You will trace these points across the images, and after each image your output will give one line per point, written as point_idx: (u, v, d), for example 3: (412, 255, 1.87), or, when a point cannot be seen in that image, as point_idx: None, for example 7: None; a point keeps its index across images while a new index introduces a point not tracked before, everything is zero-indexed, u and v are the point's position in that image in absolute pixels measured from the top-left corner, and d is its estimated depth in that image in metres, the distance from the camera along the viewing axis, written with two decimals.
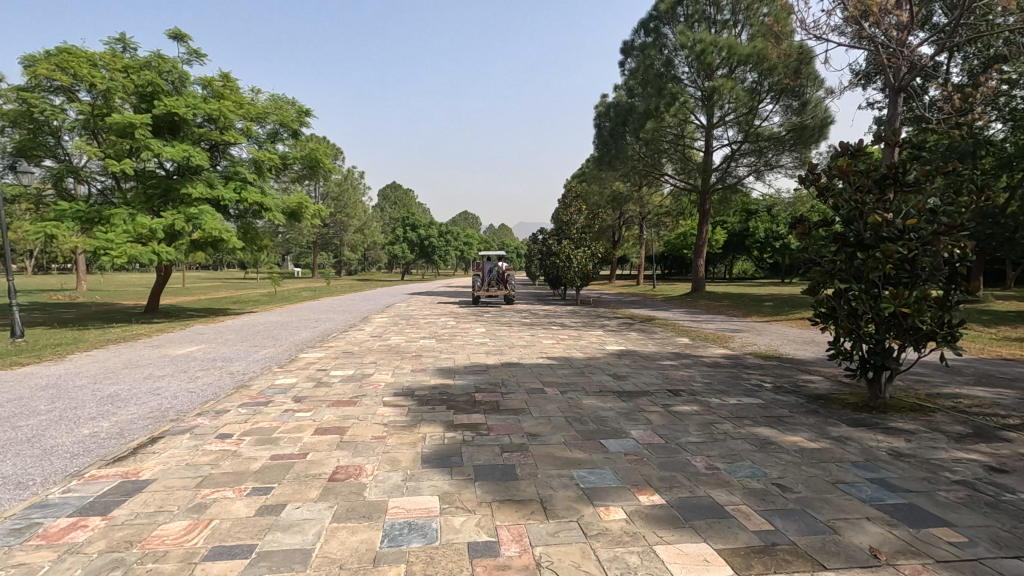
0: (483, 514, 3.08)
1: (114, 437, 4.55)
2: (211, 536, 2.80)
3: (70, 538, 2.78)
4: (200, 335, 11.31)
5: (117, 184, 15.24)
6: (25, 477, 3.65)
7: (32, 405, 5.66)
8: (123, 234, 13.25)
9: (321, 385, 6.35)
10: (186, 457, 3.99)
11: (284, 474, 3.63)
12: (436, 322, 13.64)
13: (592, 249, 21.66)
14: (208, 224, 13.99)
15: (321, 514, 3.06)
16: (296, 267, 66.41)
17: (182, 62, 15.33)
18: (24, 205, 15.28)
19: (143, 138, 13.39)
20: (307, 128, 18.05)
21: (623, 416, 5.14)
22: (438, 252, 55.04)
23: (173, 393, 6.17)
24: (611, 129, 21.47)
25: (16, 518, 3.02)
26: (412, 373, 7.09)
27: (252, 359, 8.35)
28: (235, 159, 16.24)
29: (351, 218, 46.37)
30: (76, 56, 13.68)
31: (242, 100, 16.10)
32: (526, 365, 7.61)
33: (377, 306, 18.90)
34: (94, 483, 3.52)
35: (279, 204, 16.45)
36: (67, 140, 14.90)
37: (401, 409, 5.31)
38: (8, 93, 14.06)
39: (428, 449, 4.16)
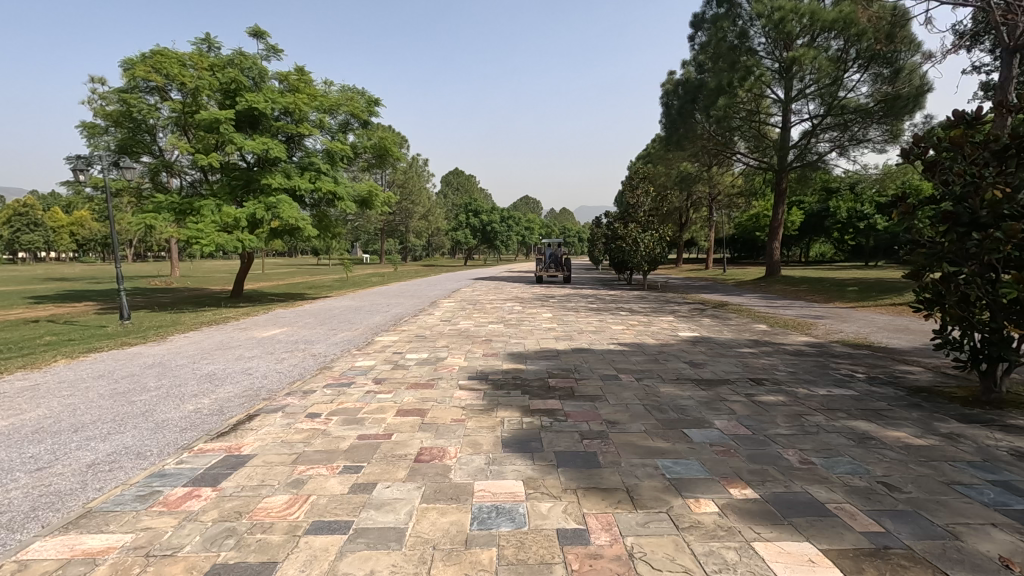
0: (569, 501, 3.05)
1: (215, 413, 4.89)
2: (311, 511, 2.94)
3: (187, 506, 3.00)
4: (282, 319, 11.97)
5: (205, 177, 16.24)
6: (144, 448, 3.98)
7: (142, 381, 6.19)
8: (212, 224, 14.16)
9: (398, 368, 6.55)
10: (281, 434, 4.21)
11: (373, 454, 3.76)
12: (503, 306, 13.70)
13: (661, 232, 21.05)
14: (285, 213, 14.62)
15: (410, 494, 3.14)
16: (364, 254, 68.92)
17: (260, 58, 16.05)
18: (126, 197, 16.67)
19: (227, 133, 14.14)
20: (376, 118, 18.52)
21: (704, 405, 4.96)
22: (500, 237, 55.38)
23: (264, 373, 6.55)
24: (679, 108, 20.73)
25: (139, 486, 3.29)
26: (484, 358, 7.16)
27: (331, 341, 8.73)
28: (310, 149, 16.87)
29: (415, 205, 47.45)
30: (168, 57, 14.73)
31: (316, 93, 16.66)
32: (598, 351, 7.52)
33: (443, 290, 19.26)
34: (202, 456, 3.79)
35: (350, 192, 16.99)
36: (161, 136, 16.05)
37: (477, 392, 5.38)
38: (112, 95, 15.30)
39: (507, 433, 4.19)
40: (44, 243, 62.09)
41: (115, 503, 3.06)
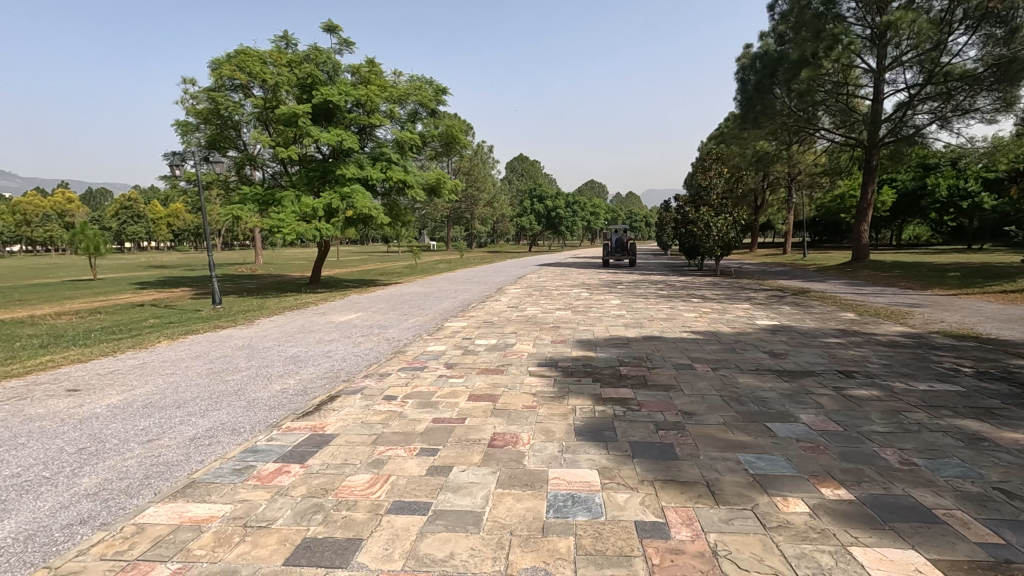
0: (646, 493, 2.98)
1: (300, 393, 5.16)
2: (391, 490, 3.04)
3: (278, 481, 3.19)
4: (357, 304, 12.45)
5: (285, 169, 17.11)
6: (238, 425, 4.26)
7: (234, 362, 6.65)
8: (292, 214, 14.91)
9: (468, 353, 6.65)
10: (361, 415, 4.38)
11: (448, 438, 3.83)
12: (570, 292, 13.58)
13: (735, 215, 20.08)
14: (359, 202, 15.17)
15: (486, 479, 3.17)
16: (432, 241, 70.50)
17: (334, 52, 16.61)
18: (216, 190, 17.83)
19: (305, 126, 14.80)
20: (443, 107, 18.74)
21: (787, 398, 4.70)
22: (565, 223, 54.96)
23: (342, 356, 6.84)
24: (757, 83, 19.59)
25: (235, 460, 3.53)
26: (553, 344, 7.12)
27: (404, 326, 9.00)
28: (381, 140, 17.35)
29: (480, 192, 47.91)
30: (251, 56, 15.56)
31: (386, 84, 17.07)
32: (670, 339, 7.30)
33: (509, 277, 19.34)
34: (289, 434, 4.01)
35: (419, 180, 17.34)
36: (245, 131, 17.00)
37: (547, 379, 5.37)
38: (201, 94, 16.36)
39: (580, 422, 4.14)
40: (146, 234, 67.99)
41: (215, 475, 3.30)
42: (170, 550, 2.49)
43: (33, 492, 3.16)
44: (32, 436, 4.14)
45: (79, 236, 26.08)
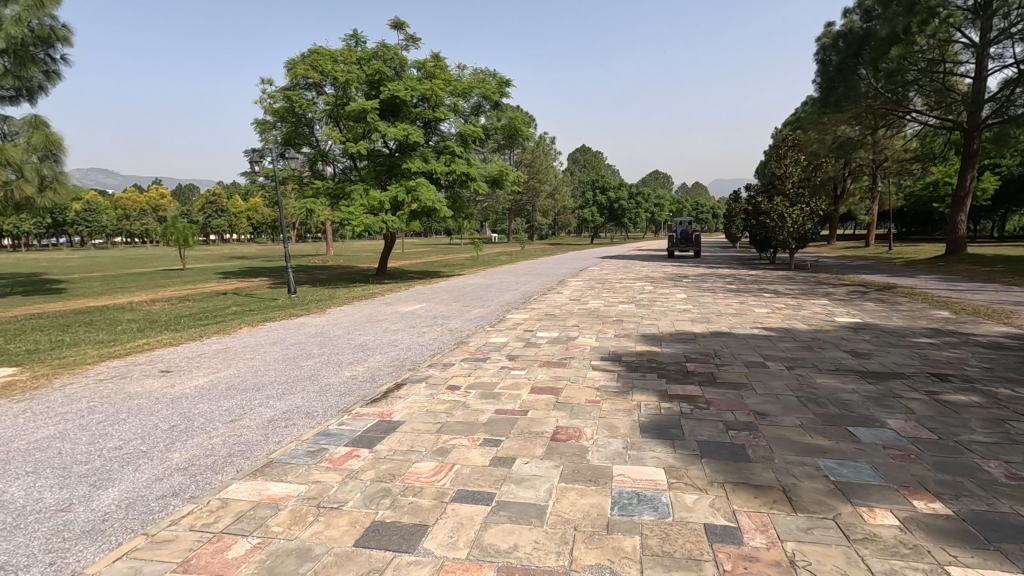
0: (716, 495, 2.86)
1: (368, 380, 5.34)
2: (455, 479, 3.09)
3: (348, 464, 3.31)
4: (421, 295, 12.74)
5: (354, 163, 17.75)
6: (312, 409, 4.47)
7: (308, 348, 6.99)
8: (361, 207, 15.44)
9: (530, 345, 6.65)
10: (426, 403, 4.48)
11: (510, 429, 3.84)
12: (634, 286, 13.29)
13: (812, 205, 18.92)
14: (424, 195, 15.48)
15: (549, 472, 3.15)
16: (493, 233, 71.06)
17: (401, 49, 17.00)
18: (291, 185, 18.74)
19: (373, 121, 15.29)
20: (506, 99, 18.76)
21: (872, 401, 4.37)
22: (628, 215, 53.91)
23: (408, 345, 7.02)
24: (839, 63, 18.32)
25: (310, 442, 3.69)
26: (616, 338, 7.00)
27: (466, 317, 9.12)
28: (445, 133, 17.62)
29: (542, 184, 47.80)
30: (323, 55, 16.18)
31: (451, 78, 17.27)
32: (740, 335, 6.98)
33: (571, 269, 19.18)
34: (359, 419, 4.16)
35: (482, 173, 17.47)
36: (317, 128, 17.71)
37: (610, 373, 5.28)
38: (278, 94, 17.20)
39: (645, 418, 4.03)
40: (229, 227, 72.78)
41: (291, 456, 3.47)
42: (251, 524, 2.64)
43: (133, 464, 3.45)
44: (131, 412, 4.52)
45: (171, 229, 28.24)
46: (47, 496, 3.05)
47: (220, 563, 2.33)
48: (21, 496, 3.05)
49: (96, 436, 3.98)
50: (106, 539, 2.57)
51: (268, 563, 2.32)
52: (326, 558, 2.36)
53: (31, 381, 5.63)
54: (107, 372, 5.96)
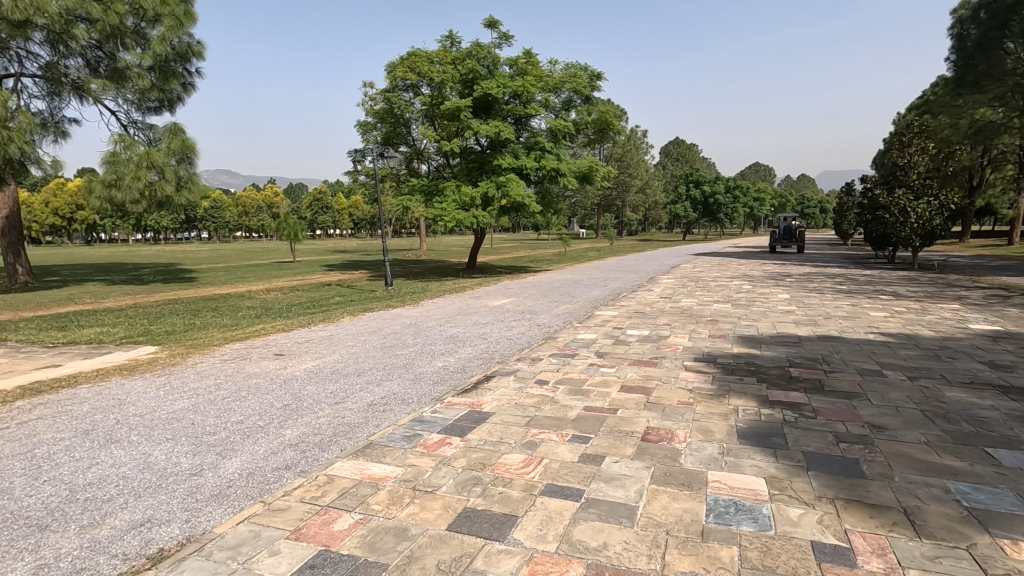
0: (825, 511, 2.65)
1: (459, 371, 5.51)
2: (544, 473, 3.10)
3: (441, 451, 3.43)
4: (510, 289, 12.91)
5: (447, 161, 18.31)
6: (407, 396, 4.69)
7: (403, 338, 7.34)
8: (453, 203, 15.89)
9: (619, 343, 6.52)
10: (515, 396, 4.53)
11: (599, 427, 3.80)
12: (731, 284, 12.62)
13: (942, 198, 16.91)
14: (514, 190, 15.62)
15: (640, 473, 3.08)
16: (581, 229, 70.45)
17: (494, 47, 17.28)
18: (389, 182, 19.72)
19: (466, 120, 15.68)
20: (598, 93, 18.50)
21: (1016, 420, 3.84)
22: (724, 210, 51.26)
23: (497, 338, 7.15)
24: (981, 38, 16.18)
25: (406, 428, 3.87)
26: (711, 339, 6.69)
27: (554, 313, 9.14)
28: (536, 129, 17.70)
29: (633, 178, 46.73)
30: (421, 57, 16.84)
31: (542, 73, 17.26)
32: (853, 340, 6.41)
33: (662, 266, 18.55)
34: (451, 408, 4.29)
35: (572, 168, 17.35)
36: (414, 127, 18.41)
37: (705, 375, 5.06)
38: (379, 96, 18.09)
39: (743, 424, 3.82)
40: (332, 222, 78.14)
41: (389, 439, 3.66)
42: (354, 501, 2.82)
43: (252, 437, 3.80)
44: (251, 390, 5.00)
45: (284, 225, 30.72)
46: (183, 461, 3.44)
47: (327, 534, 2.51)
48: (164, 459, 3.47)
49: (222, 410, 4.43)
50: (231, 503, 2.86)
51: (369, 539, 2.47)
52: (421, 539, 2.46)
53: (170, 358, 6.38)
54: (230, 353, 6.62)
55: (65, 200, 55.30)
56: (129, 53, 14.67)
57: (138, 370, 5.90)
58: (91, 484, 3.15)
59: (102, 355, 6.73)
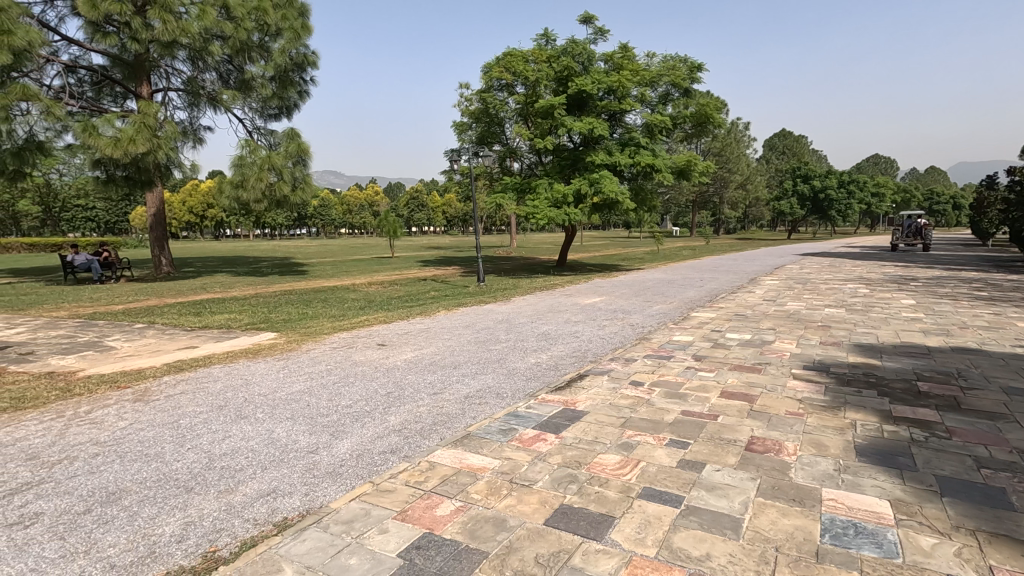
0: (964, 543, 2.37)
1: (552, 368, 5.54)
2: (641, 476, 3.04)
3: (537, 446, 3.48)
4: (602, 288, 12.75)
5: (539, 159, 18.39)
6: (502, 390, 4.79)
7: (496, 333, 7.50)
8: (545, 201, 15.92)
9: (719, 346, 6.23)
10: (609, 396, 4.48)
11: (699, 433, 3.66)
12: (845, 287, 11.60)
13: None
14: (607, 187, 15.34)
15: (744, 484, 2.93)
16: (674, 227, 68.02)
17: (590, 43, 17.10)
18: (482, 181, 20.17)
19: (559, 117, 15.68)
20: (698, 85, 17.74)
21: None
22: (836, 206, 47.25)
23: (589, 337, 7.10)
24: None
25: (502, 421, 3.96)
26: (822, 346, 6.20)
27: (648, 313, 8.91)
28: (630, 125, 17.30)
29: (733, 173, 44.38)
30: (516, 57, 17.03)
31: (638, 67, 16.81)
32: (996, 354, 5.66)
33: (764, 267, 17.43)
34: (545, 405, 4.33)
35: (668, 164, 16.80)
36: (508, 127, 18.68)
37: (816, 384, 4.71)
38: (474, 96, 18.53)
39: (863, 440, 3.51)
40: (427, 220, 81.59)
41: (486, 431, 3.76)
42: (455, 488, 2.94)
43: (361, 421, 4.07)
44: (357, 377, 5.34)
45: (384, 222, 32.38)
46: (301, 439, 3.75)
47: (430, 518, 2.63)
48: (286, 436, 3.81)
49: (333, 394, 4.78)
50: (344, 481, 3.08)
51: (470, 526, 2.56)
52: (519, 531, 2.51)
53: (287, 344, 6.98)
54: (339, 342, 7.11)
55: (198, 200, 61.96)
56: (255, 66, 16.14)
57: (260, 354, 6.50)
58: (226, 454, 3.52)
59: (231, 339, 7.49)
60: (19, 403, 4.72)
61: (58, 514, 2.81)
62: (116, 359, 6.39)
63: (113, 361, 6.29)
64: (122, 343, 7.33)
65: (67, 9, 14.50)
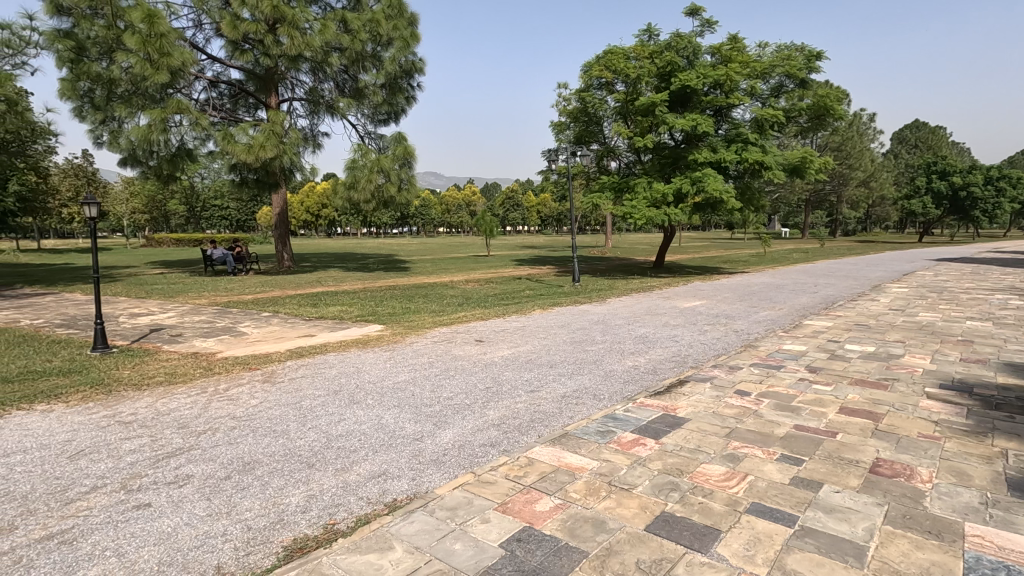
0: None
1: (650, 372, 5.40)
2: (749, 490, 2.89)
3: (636, 451, 3.42)
4: (703, 291, 12.22)
5: (638, 157, 17.95)
6: (598, 392, 4.75)
7: (592, 334, 7.43)
8: (644, 200, 15.49)
9: (836, 358, 5.74)
10: (712, 404, 4.29)
11: (814, 450, 3.40)
12: (992, 298, 10.20)
13: None
14: (710, 185, 14.61)
15: (869, 509, 2.69)
16: (783, 228, 63.47)
17: (695, 35, 16.42)
18: (579, 181, 20.05)
19: (661, 114, 15.21)
20: (816, 75, 16.44)
21: None
22: (981, 206, 41.63)
23: (689, 342, 6.83)
24: None
25: (599, 423, 3.93)
26: (962, 363, 5.50)
27: (754, 319, 8.40)
28: (738, 120, 16.40)
29: (854, 170, 40.53)
30: (617, 54, 16.75)
31: (749, 59, 15.87)
32: None
33: (890, 273, 15.79)
34: (644, 409, 4.23)
35: (779, 161, 15.72)
36: (607, 126, 18.43)
37: (955, 406, 4.19)
38: (573, 96, 18.46)
39: (1016, 472, 3.08)
40: (522, 219, 82.63)
41: (584, 432, 3.75)
42: (553, 485, 2.96)
43: (461, 413, 4.22)
44: (456, 370, 5.55)
45: (481, 221, 33.20)
46: (408, 426, 3.97)
47: (530, 513, 2.67)
48: (393, 422, 4.05)
49: (436, 386, 5.00)
50: (447, 470, 3.21)
51: (569, 524, 2.57)
52: (620, 534, 2.49)
53: (392, 337, 7.39)
54: (439, 336, 7.41)
55: (314, 200, 67.33)
56: (368, 74, 17.21)
57: (368, 344, 6.94)
58: (342, 435, 3.81)
59: (343, 330, 8.05)
60: (172, 378, 5.41)
61: (204, 478, 3.19)
62: (247, 343, 7.13)
63: (244, 345, 7.01)
64: (252, 329, 8.15)
65: (212, 30, 16.31)
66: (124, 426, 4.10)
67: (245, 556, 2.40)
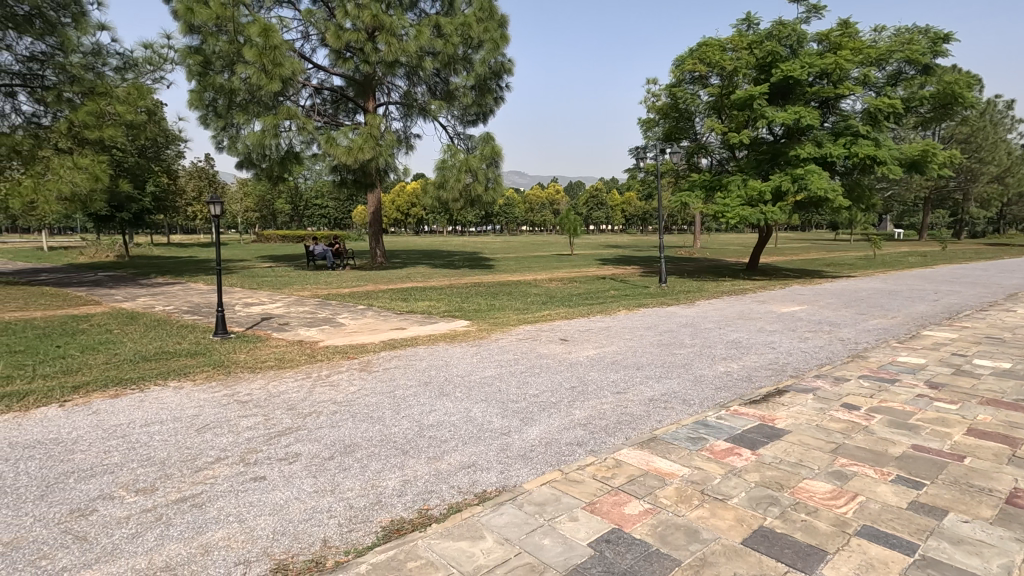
0: None
1: (744, 379, 5.15)
2: (860, 511, 2.67)
3: (730, 460, 3.27)
4: (802, 296, 11.44)
5: (733, 154, 17.09)
6: (688, 397, 4.59)
7: (680, 337, 7.19)
8: (737, 199, 14.75)
9: (962, 374, 5.16)
10: (815, 417, 4.01)
11: (936, 473, 3.09)
12: None
13: None
14: (814, 183, 13.59)
15: (1005, 544, 2.40)
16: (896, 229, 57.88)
17: (800, 22, 15.37)
18: (667, 179, 19.43)
19: (760, 108, 14.35)
20: (943, 59, 14.81)
21: None
22: None
23: (788, 349, 6.43)
24: None
25: (690, 429, 3.80)
26: None
27: (863, 327, 7.74)
28: (847, 112, 15.15)
29: (986, 164, 36.11)
30: (713, 46, 16.00)
31: (862, 45, 14.61)
32: None
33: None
34: (738, 417, 4.05)
35: (896, 155, 14.34)
36: (699, 122, 17.71)
37: None
38: (664, 91, 17.91)
39: None
40: (606, 218, 81.42)
41: (674, 437, 3.65)
42: (643, 489, 2.90)
43: (547, 411, 4.25)
44: (541, 368, 5.58)
45: (565, 220, 33.08)
46: (495, 420, 4.06)
47: (619, 514, 2.64)
48: (481, 416, 4.15)
49: (521, 383, 5.06)
50: (535, 466, 3.25)
51: (660, 530, 2.51)
52: (714, 545, 2.40)
53: (478, 333, 7.56)
54: (524, 334, 7.48)
55: (405, 199, 70.29)
56: (459, 77, 17.69)
57: (456, 339, 7.16)
58: (432, 426, 3.96)
59: (432, 324, 8.35)
60: (281, 363, 5.90)
61: (311, 457, 3.45)
62: (345, 334, 7.60)
63: (343, 336, 7.48)
64: (349, 321, 8.67)
65: (318, 41, 17.46)
66: (242, 404, 4.53)
67: (348, 532, 2.57)
